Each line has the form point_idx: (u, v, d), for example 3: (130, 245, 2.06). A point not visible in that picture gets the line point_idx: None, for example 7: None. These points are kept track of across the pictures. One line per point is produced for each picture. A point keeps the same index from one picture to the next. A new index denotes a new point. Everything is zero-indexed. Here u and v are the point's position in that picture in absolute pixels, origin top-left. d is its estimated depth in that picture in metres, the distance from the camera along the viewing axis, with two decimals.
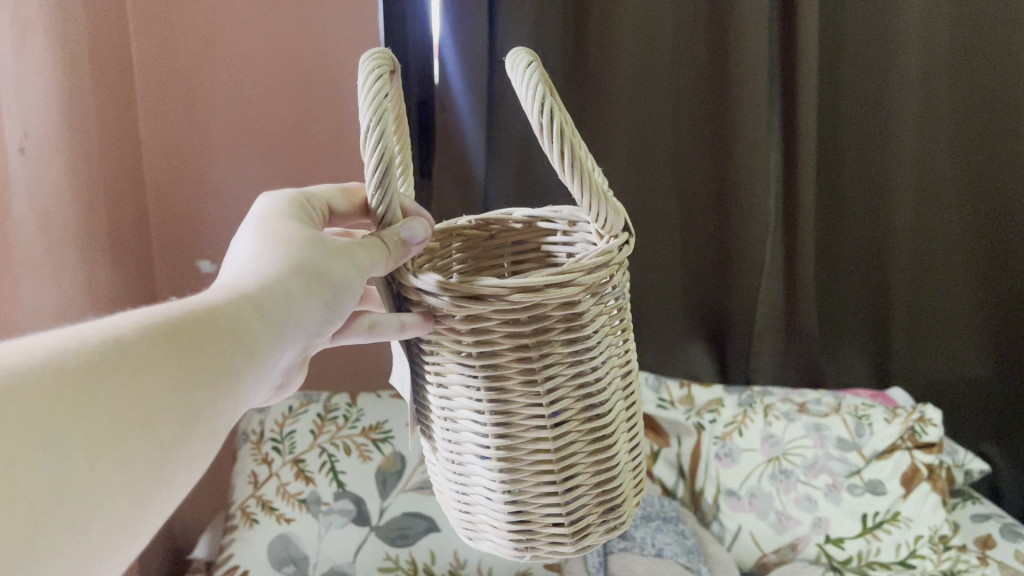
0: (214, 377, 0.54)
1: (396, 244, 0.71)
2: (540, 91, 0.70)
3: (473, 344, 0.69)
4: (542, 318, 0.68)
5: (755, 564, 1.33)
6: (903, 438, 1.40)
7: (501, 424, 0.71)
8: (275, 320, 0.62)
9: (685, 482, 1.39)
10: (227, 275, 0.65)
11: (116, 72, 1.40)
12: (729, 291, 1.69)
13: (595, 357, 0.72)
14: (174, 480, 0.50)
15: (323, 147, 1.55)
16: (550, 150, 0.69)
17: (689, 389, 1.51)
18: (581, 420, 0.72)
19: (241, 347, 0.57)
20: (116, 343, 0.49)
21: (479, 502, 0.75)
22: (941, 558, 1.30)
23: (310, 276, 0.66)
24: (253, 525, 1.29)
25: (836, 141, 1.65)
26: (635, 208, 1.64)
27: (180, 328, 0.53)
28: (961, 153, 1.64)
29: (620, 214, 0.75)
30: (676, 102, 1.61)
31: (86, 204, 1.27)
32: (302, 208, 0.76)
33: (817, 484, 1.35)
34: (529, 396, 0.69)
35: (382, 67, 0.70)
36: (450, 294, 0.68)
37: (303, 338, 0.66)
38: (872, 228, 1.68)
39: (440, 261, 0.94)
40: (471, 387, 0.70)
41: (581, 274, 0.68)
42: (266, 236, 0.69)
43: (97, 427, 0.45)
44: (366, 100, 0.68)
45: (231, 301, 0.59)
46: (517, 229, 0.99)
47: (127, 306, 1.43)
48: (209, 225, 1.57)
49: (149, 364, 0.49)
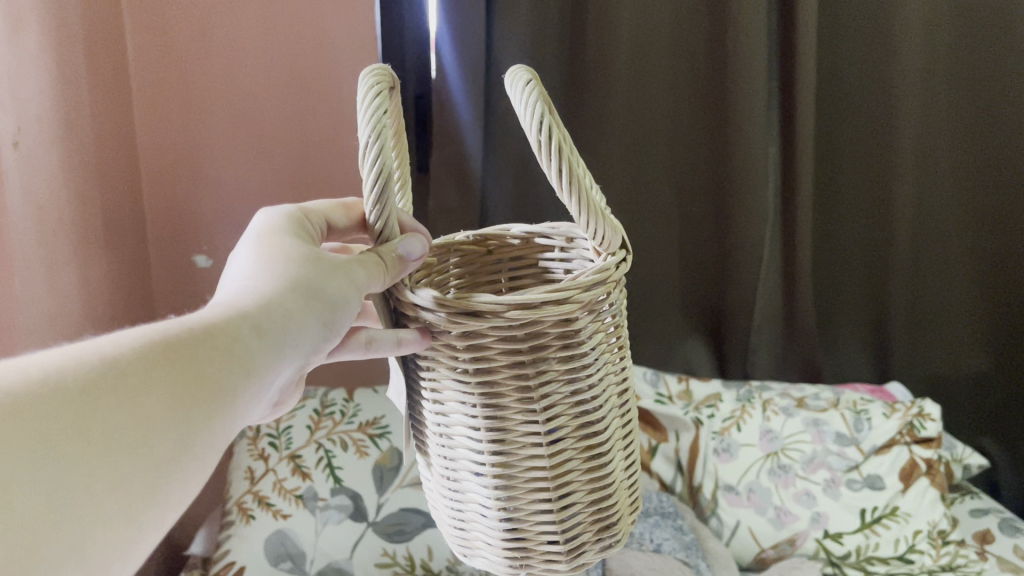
0: (212, 396, 0.53)
1: (394, 260, 0.70)
2: (540, 109, 0.69)
3: (469, 360, 0.69)
4: (539, 335, 0.67)
5: (753, 560, 1.33)
6: (902, 433, 1.39)
7: (497, 441, 0.70)
8: (273, 338, 0.61)
9: (683, 477, 1.39)
10: (225, 293, 0.64)
11: (110, 62, 1.39)
12: (727, 285, 1.68)
13: (592, 375, 0.71)
14: (171, 499, 0.50)
15: (318, 140, 1.54)
16: (548, 166, 0.68)
17: (687, 383, 1.51)
18: (577, 437, 0.71)
19: (238, 366, 0.56)
20: (114, 362, 0.48)
21: (474, 520, 0.74)
22: (940, 553, 1.30)
23: (309, 293, 0.66)
24: (250, 521, 1.28)
25: (836, 133, 1.64)
26: (632, 201, 1.63)
27: (178, 347, 0.53)
28: (961, 145, 1.63)
29: (618, 231, 0.75)
30: (675, 94, 1.60)
31: (81, 198, 1.26)
32: (300, 225, 0.75)
33: (815, 480, 1.35)
34: (525, 412, 0.69)
35: (380, 84, 0.70)
36: (446, 310, 0.68)
37: (300, 356, 0.65)
38: (871, 221, 1.67)
39: (437, 276, 0.93)
40: (466, 403, 0.70)
41: (578, 291, 0.68)
42: (264, 253, 0.68)
43: (92, 447, 0.44)
44: (365, 115, 0.67)
45: (229, 319, 0.59)
46: (515, 246, 0.97)
47: (122, 299, 1.42)
48: (205, 218, 1.56)
49: (147, 384, 0.49)
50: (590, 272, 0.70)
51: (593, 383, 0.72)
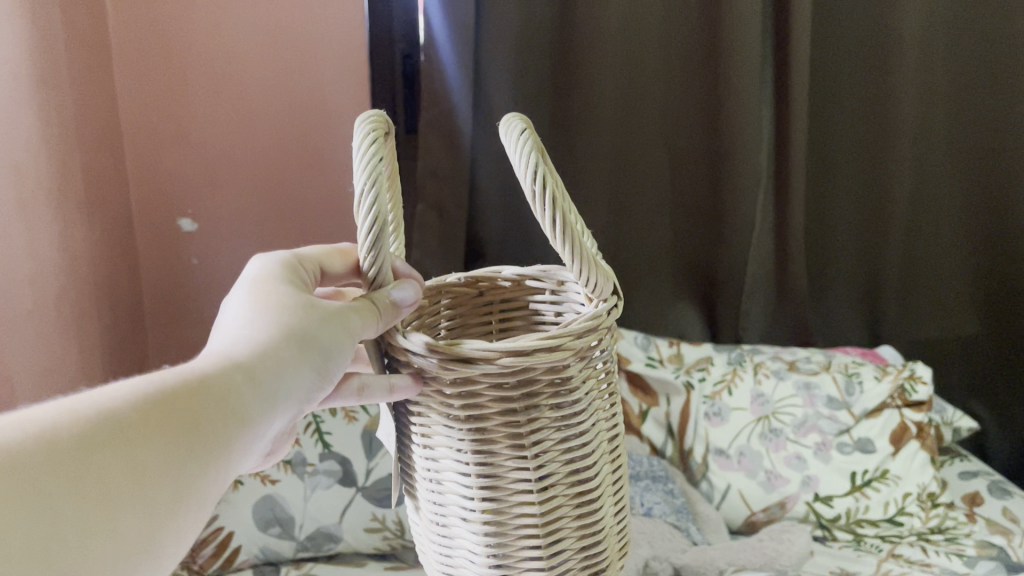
0: (204, 449, 0.50)
1: (387, 306, 0.68)
2: (534, 160, 0.68)
3: (460, 406, 0.67)
4: (531, 382, 0.66)
5: (743, 523, 1.33)
6: (892, 397, 1.38)
7: (488, 487, 0.68)
8: (266, 388, 0.58)
9: (674, 441, 1.39)
10: (217, 341, 0.61)
11: (88, 19, 1.35)
12: (719, 248, 1.66)
13: (584, 422, 0.70)
14: (160, 563, 0.47)
15: (304, 102, 1.50)
16: (542, 217, 0.67)
17: (678, 347, 1.49)
18: (569, 484, 0.69)
19: (232, 419, 0.54)
20: (107, 418, 0.46)
21: (463, 567, 0.71)
22: (928, 515, 1.31)
23: (303, 340, 0.63)
24: (237, 487, 1.27)
25: (831, 91, 1.61)
26: (623, 163, 1.61)
27: (170, 401, 0.50)
28: (954, 105, 1.62)
29: (610, 278, 0.72)
30: (667, 54, 1.57)
31: (60, 160, 1.22)
32: (294, 271, 0.72)
33: (806, 443, 1.35)
34: (517, 459, 0.67)
35: (376, 131, 0.68)
36: (437, 355, 0.66)
37: (294, 406, 0.62)
38: (865, 184, 1.66)
39: (428, 318, 0.90)
40: (457, 448, 0.68)
41: (571, 338, 0.67)
42: (258, 299, 0.65)
43: (80, 509, 0.42)
44: (360, 163, 0.65)
45: (220, 369, 0.56)
46: (508, 288, 0.95)
47: (105, 263, 1.39)
48: (189, 181, 1.53)
49: (139, 443, 0.46)
50: (581, 319, 0.69)
51: (583, 430, 0.70)
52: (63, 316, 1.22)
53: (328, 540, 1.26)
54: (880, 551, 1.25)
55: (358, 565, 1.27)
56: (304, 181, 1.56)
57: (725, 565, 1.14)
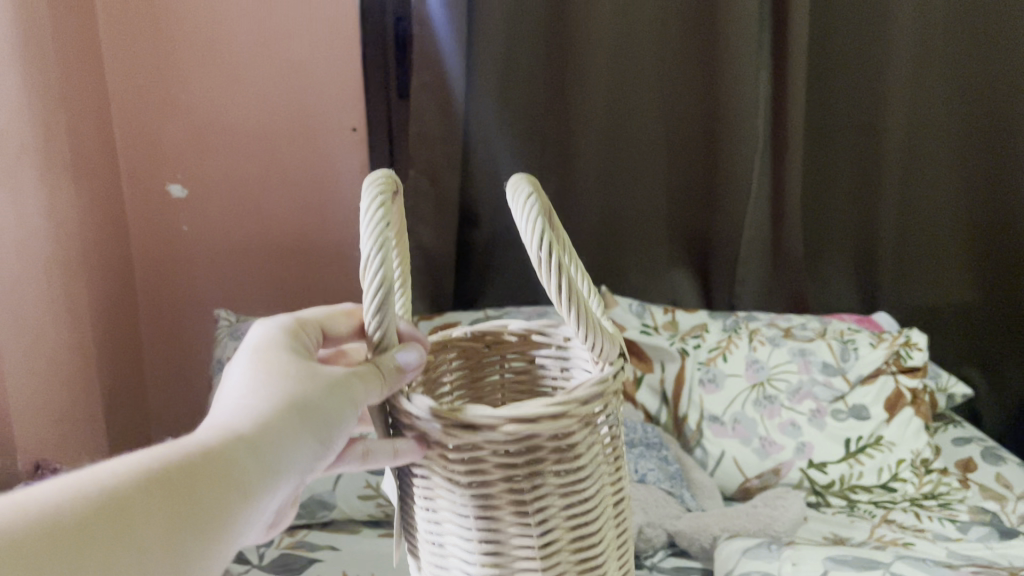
0: (175, 550, 0.46)
1: (390, 373, 0.64)
2: (540, 225, 0.64)
3: (463, 474, 0.64)
4: (535, 450, 0.63)
5: (738, 489, 1.33)
6: (888, 363, 1.38)
7: (491, 555, 0.65)
8: (260, 473, 0.53)
9: (668, 408, 1.39)
10: (213, 416, 0.56)
11: None
12: (716, 215, 1.64)
13: (591, 489, 0.67)
14: None
15: (294, 68, 1.50)
16: (549, 282, 0.63)
17: (673, 314, 1.49)
18: (573, 553, 0.66)
19: (213, 511, 0.49)
20: (59, 523, 0.42)
21: None
22: (922, 482, 1.31)
23: (305, 413, 0.58)
24: None
25: (829, 52, 1.60)
26: (618, 127, 1.60)
27: (141, 500, 0.46)
28: (953, 67, 1.60)
29: (615, 341, 0.70)
30: (664, 15, 1.54)
31: (46, 121, 1.20)
32: (294, 333, 0.66)
33: (801, 410, 1.34)
34: (520, 527, 0.64)
35: (386, 191, 0.64)
36: (441, 422, 0.63)
37: (294, 486, 0.57)
38: (863, 147, 1.64)
39: (433, 372, 0.85)
40: (459, 515, 0.65)
41: (576, 405, 0.63)
42: (261, 366, 0.60)
43: None
44: (367, 227, 0.62)
45: (207, 455, 0.51)
46: (515, 344, 0.90)
47: (94, 229, 1.38)
48: (179, 148, 1.52)
49: (98, 553, 0.42)
50: (589, 384, 0.65)
51: (590, 498, 0.67)
52: (54, 281, 1.20)
53: (321, 507, 1.26)
54: (873, 517, 1.26)
55: (351, 533, 1.27)
56: (293, 148, 1.55)
57: (719, 532, 1.14)
